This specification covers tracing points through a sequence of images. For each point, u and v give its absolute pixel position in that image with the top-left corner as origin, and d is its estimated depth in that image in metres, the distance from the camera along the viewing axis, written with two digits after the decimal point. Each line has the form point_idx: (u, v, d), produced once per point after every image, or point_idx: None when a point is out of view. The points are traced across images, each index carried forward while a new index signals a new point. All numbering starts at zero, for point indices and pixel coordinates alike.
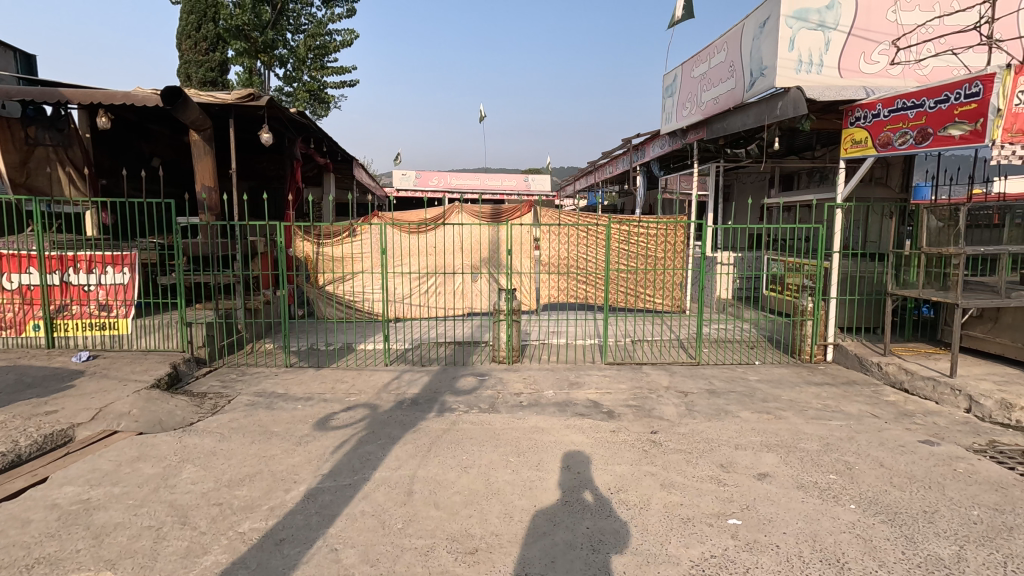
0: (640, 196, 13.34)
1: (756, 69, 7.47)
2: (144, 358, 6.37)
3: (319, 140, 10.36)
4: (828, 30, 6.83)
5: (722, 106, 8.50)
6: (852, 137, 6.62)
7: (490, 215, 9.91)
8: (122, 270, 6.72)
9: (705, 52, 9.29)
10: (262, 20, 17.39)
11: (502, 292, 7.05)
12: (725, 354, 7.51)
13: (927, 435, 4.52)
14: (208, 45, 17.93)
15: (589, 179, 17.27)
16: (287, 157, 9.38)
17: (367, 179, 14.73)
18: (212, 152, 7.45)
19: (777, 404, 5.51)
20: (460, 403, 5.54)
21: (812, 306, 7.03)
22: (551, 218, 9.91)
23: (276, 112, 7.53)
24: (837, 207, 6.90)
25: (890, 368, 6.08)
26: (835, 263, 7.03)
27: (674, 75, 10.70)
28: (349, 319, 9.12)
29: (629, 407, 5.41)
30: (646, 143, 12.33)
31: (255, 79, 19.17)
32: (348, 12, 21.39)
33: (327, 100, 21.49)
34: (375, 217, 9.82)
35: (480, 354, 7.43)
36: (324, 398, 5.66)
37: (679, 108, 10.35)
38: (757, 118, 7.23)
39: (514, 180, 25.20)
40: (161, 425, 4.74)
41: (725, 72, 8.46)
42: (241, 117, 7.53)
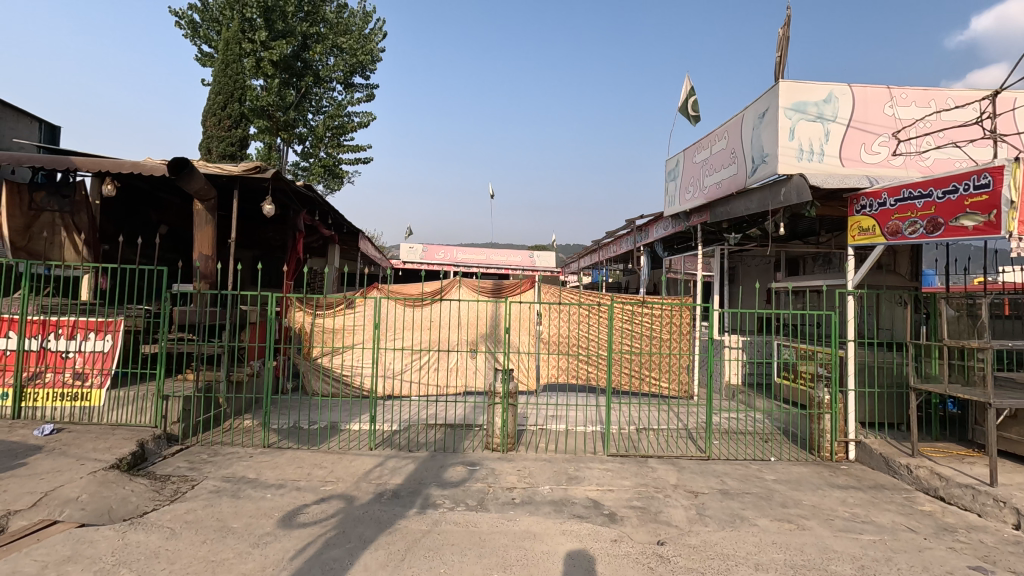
0: (644, 275, 13.23)
1: (757, 156, 7.56)
2: (110, 433, 5.94)
3: (324, 212, 10.47)
4: (827, 122, 6.96)
5: (726, 190, 8.55)
6: (858, 225, 6.52)
7: (490, 291, 9.76)
8: (103, 337, 6.47)
9: (706, 140, 9.54)
10: (286, 101, 19.23)
11: (498, 372, 6.68)
12: (737, 447, 6.99)
13: (977, 559, 3.94)
14: (231, 122, 18.62)
15: (593, 258, 17.31)
16: (292, 228, 9.41)
17: (372, 251, 14.82)
18: (214, 221, 7.46)
19: (799, 510, 4.94)
20: (445, 497, 5.00)
21: (829, 398, 6.59)
22: (553, 296, 9.75)
23: (282, 184, 7.59)
24: (849, 294, 6.67)
25: (921, 472, 5.54)
26: (851, 352, 6.67)
27: (676, 160, 10.94)
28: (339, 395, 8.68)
29: (633, 510, 4.85)
30: (649, 224, 12.42)
31: (273, 154, 20.15)
32: (367, 97, 22.83)
33: (341, 175, 22.31)
34: (375, 289, 9.71)
35: (473, 439, 6.92)
36: (297, 487, 5.16)
37: (682, 191, 10.49)
38: (760, 203, 7.23)
39: (519, 256, 25.40)
40: (109, 516, 4.26)
41: (727, 159, 8.60)
42: (246, 188, 7.60)
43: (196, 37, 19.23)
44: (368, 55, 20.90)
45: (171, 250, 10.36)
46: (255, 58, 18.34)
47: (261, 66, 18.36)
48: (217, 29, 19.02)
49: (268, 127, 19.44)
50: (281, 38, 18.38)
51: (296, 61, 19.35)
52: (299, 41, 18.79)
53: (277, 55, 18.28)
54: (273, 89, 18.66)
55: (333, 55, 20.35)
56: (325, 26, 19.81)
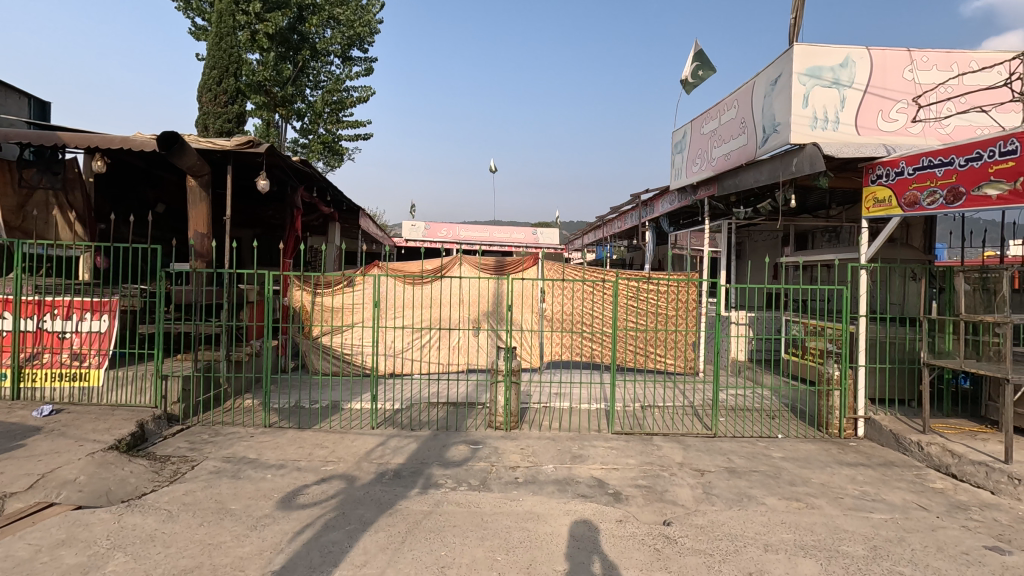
0: (649, 251, 13.00)
1: (769, 126, 7.27)
2: (110, 414, 5.88)
3: (323, 189, 10.27)
4: (843, 88, 6.64)
5: (735, 162, 8.28)
6: (873, 196, 6.27)
7: (492, 268, 9.60)
8: (100, 317, 6.38)
9: (715, 110, 9.20)
10: (283, 76, 18.81)
11: (501, 351, 6.57)
12: (744, 423, 6.91)
13: (992, 539, 3.84)
14: (227, 98, 18.28)
15: (597, 234, 17.06)
16: (289, 205, 9.20)
17: (373, 229, 14.62)
18: (208, 198, 7.28)
19: (807, 489, 4.85)
20: (447, 477, 4.93)
21: (838, 374, 6.47)
22: (557, 272, 9.60)
23: (276, 158, 7.37)
24: (861, 268, 6.46)
25: (933, 449, 5.42)
26: (862, 328, 6.51)
27: (683, 132, 10.61)
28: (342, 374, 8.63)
29: (638, 489, 4.77)
30: (655, 198, 12.15)
31: (272, 131, 19.83)
32: (365, 71, 22.32)
33: (341, 152, 21.95)
34: (375, 267, 9.56)
35: (477, 417, 6.85)
36: (298, 467, 5.09)
37: (689, 164, 10.18)
38: (771, 175, 6.99)
39: (523, 233, 25.12)
40: (107, 498, 4.21)
41: (736, 129, 8.29)
42: (240, 164, 7.38)
43: (189, 9, 18.72)
44: (365, 27, 20.34)
45: (169, 229, 10.18)
46: (250, 31, 17.87)
47: (257, 39, 17.90)
48: (210, 2, 18.49)
49: (266, 103, 19.10)
50: (276, 10, 17.87)
51: (292, 33, 18.87)
52: (295, 13, 18.26)
53: (273, 28, 17.81)
54: (270, 63, 18.24)
55: (330, 27, 19.80)
56: None
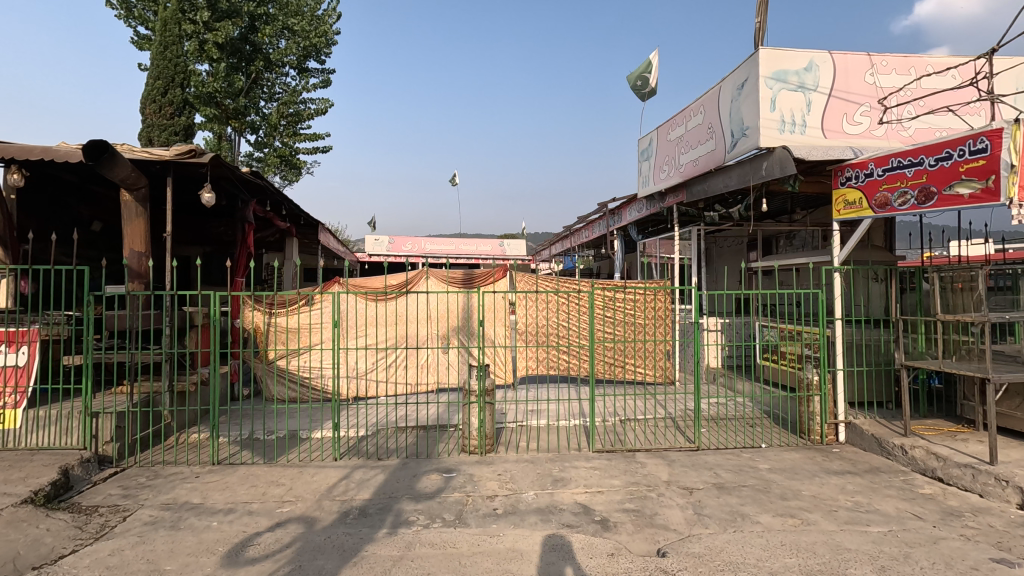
0: (619, 260, 12.89)
1: (737, 130, 7.21)
2: (27, 460, 5.15)
3: (277, 203, 9.69)
4: (808, 91, 6.64)
5: (704, 167, 8.22)
6: (844, 198, 6.26)
7: (460, 281, 9.26)
8: (19, 350, 5.63)
9: (681, 116, 9.17)
10: (235, 88, 18.02)
11: (473, 369, 6.17)
12: (725, 433, 6.72)
13: (993, 549, 3.69)
14: (174, 110, 17.17)
15: (565, 244, 16.92)
16: (240, 219, 8.58)
17: (334, 244, 14.00)
18: (145, 214, 6.63)
19: (800, 503, 4.63)
20: (420, 513, 4.48)
21: (818, 379, 6.38)
22: (528, 284, 9.31)
23: (222, 169, 6.81)
24: (835, 271, 6.42)
25: (917, 452, 5.33)
26: (839, 331, 6.45)
27: (649, 139, 10.56)
28: (301, 401, 8.03)
29: (626, 513, 4.45)
30: (622, 207, 12.06)
31: (224, 144, 18.95)
32: (322, 82, 21.72)
33: (298, 166, 21.17)
34: (336, 284, 9.04)
35: (449, 441, 6.40)
36: (249, 511, 4.54)
37: (656, 171, 10.11)
38: (741, 179, 7.01)
39: (489, 245, 24.80)
40: (14, 565, 3.59)
41: (704, 134, 8.24)
42: (182, 175, 6.78)
43: (130, 18, 17.71)
44: (322, 38, 19.79)
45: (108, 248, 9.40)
46: (198, 40, 17.01)
47: (205, 49, 17.02)
48: (153, 9, 17.55)
49: (216, 115, 18.22)
50: (226, 19, 17.16)
51: (244, 44, 18.18)
52: (246, 23, 17.56)
53: (223, 38, 17.02)
54: (220, 74, 17.39)
55: (284, 38, 19.17)
56: (274, 6, 18.59)
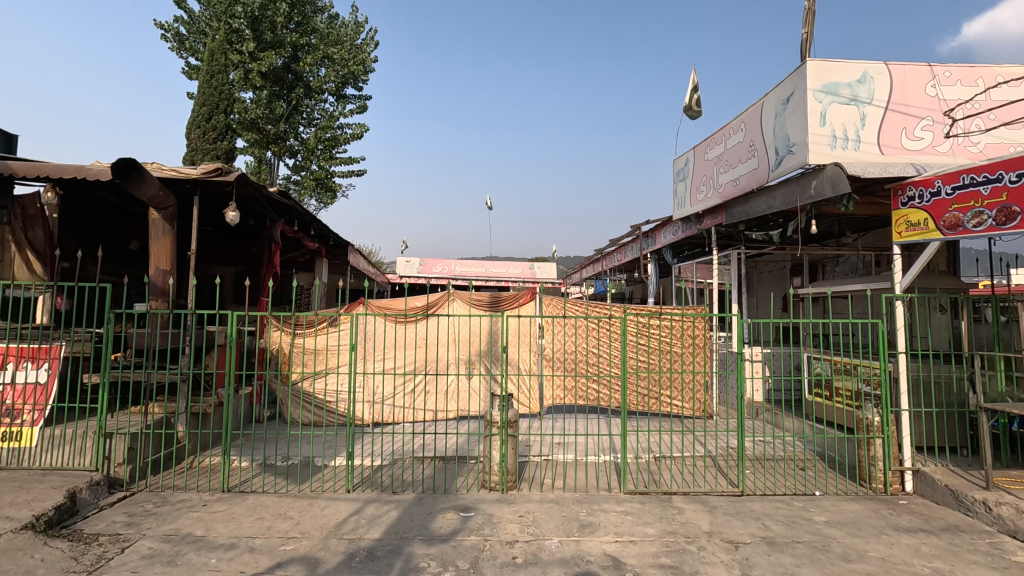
0: (653, 284, 12.38)
1: (782, 147, 6.75)
2: (37, 481, 5.02)
3: (306, 223, 9.71)
4: (862, 105, 6.15)
5: (745, 187, 7.77)
6: (905, 219, 5.69)
7: (487, 303, 8.98)
8: (40, 367, 5.60)
9: (719, 134, 8.75)
10: (276, 114, 18.65)
11: (496, 398, 5.79)
12: (772, 477, 6.09)
13: None
14: (217, 135, 17.52)
15: (596, 268, 16.50)
16: (267, 238, 8.58)
17: (364, 265, 13.99)
18: (173, 232, 6.63)
19: (866, 567, 4.01)
20: (431, 558, 4.09)
21: (879, 420, 5.72)
22: (556, 308, 8.95)
23: (248, 188, 6.78)
24: (896, 299, 5.80)
25: (1004, 510, 4.62)
26: (903, 366, 5.80)
27: (685, 159, 10.15)
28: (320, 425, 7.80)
29: (662, 570, 3.93)
30: (656, 229, 11.61)
31: (263, 167, 19.54)
32: (359, 108, 22.28)
33: (334, 188, 21.60)
34: (360, 305, 8.90)
35: (469, 475, 6.00)
36: (252, 547, 4.24)
37: (692, 191, 9.67)
38: (787, 200, 6.68)
39: (519, 268, 24.55)
40: None
41: (744, 152, 7.80)
42: (208, 194, 6.78)
43: (181, 49, 18.63)
44: (360, 66, 20.32)
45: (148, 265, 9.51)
46: (243, 70, 17.70)
47: (250, 77, 17.76)
48: (203, 41, 18.42)
49: (257, 140, 18.89)
50: (270, 49, 17.83)
51: (286, 72, 18.87)
52: (288, 52, 18.25)
53: (266, 67, 17.72)
54: (263, 100, 18.07)
55: (324, 66, 19.76)
56: (316, 36, 19.27)
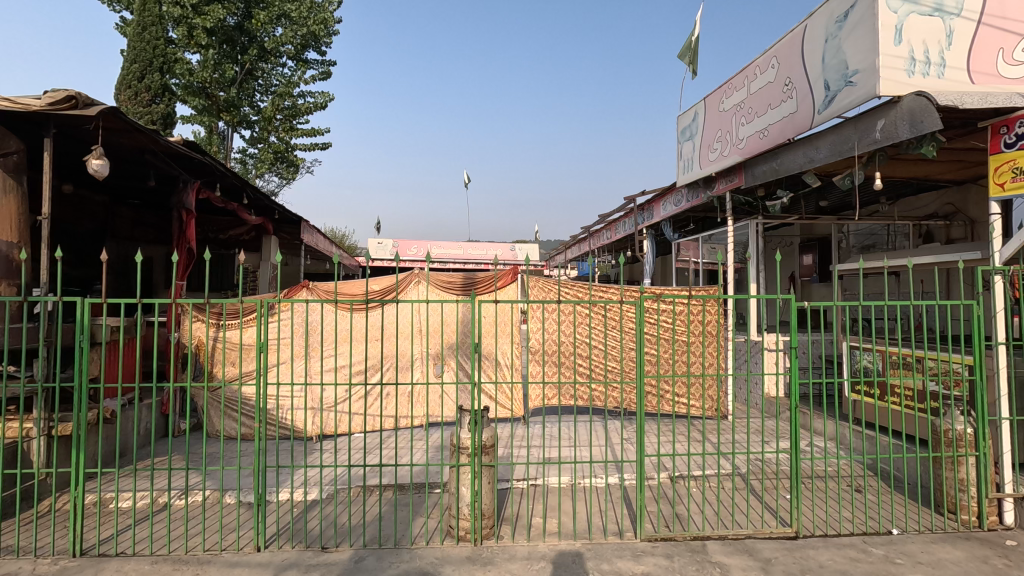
0: (650, 263, 10.91)
1: (833, 81, 5.27)
2: None
3: (236, 189, 7.91)
4: (948, 17, 4.71)
5: (776, 139, 6.29)
6: (1012, 164, 4.26)
7: (459, 286, 7.42)
8: None
9: (740, 77, 7.20)
10: (227, 77, 16.43)
11: (466, 415, 4.21)
12: (824, 503, 4.72)
13: None
14: (151, 96, 15.38)
15: (583, 248, 14.99)
16: (177, 205, 6.86)
17: (322, 245, 12.21)
18: (20, 189, 4.83)
19: None
20: None
21: (973, 433, 4.35)
22: (542, 290, 7.47)
23: (122, 127, 5.02)
24: (995, 274, 4.40)
25: None
26: (1004, 361, 4.43)
27: (693, 114, 8.61)
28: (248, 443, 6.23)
29: None
30: (655, 201, 10.10)
31: (214, 139, 17.43)
32: (324, 75, 20.08)
33: (296, 164, 19.53)
34: (304, 290, 7.25)
35: (430, 516, 4.46)
36: None
37: (702, 150, 8.15)
38: (839, 150, 5.34)
39: (501, 250, 22.99)
40: None
41: (776, 95, 6.30)
42: (73, 133, 5.05)
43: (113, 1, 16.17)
44: (321, 26, 17.90)
45: (54, 233, 7.58)
46: (186, 26, 15.37)
47: (194, 35, 15.27)
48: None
49: (206, 107, 16.64)
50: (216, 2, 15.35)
51: (239, 32, 16.60)
52: (239, 7, 16.00)
53: (212, 22, 15.29)
54: (209, 61, 15.61)
55: (281, 26, 17.39)
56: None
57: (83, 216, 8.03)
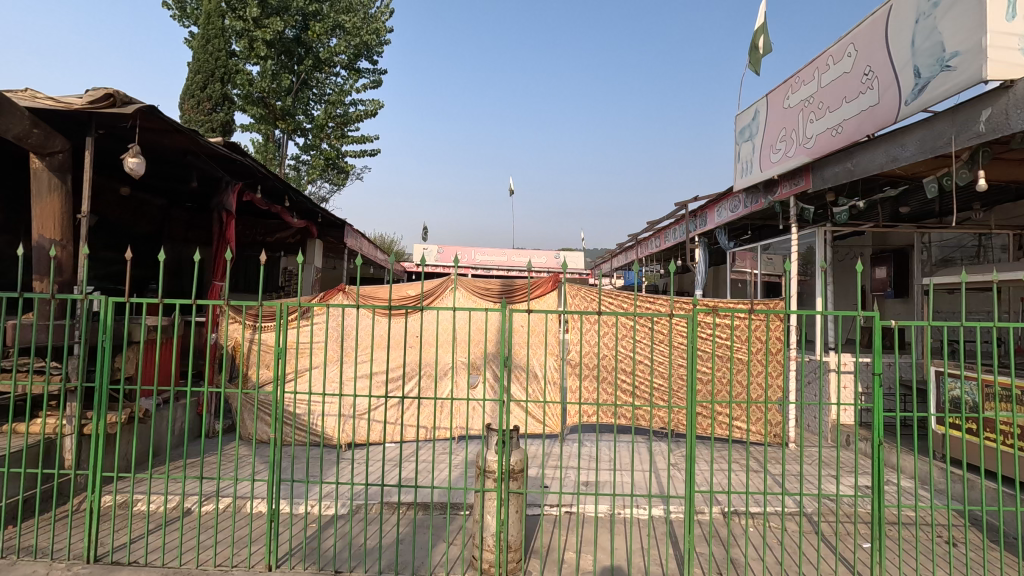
0: (702, 273, 10.22)
1: (927, 65, 4.58)
2: None
3: (279, 192, 7.94)
4: None
5: (853, 136, 5.60)
6: None
7: (496, 293, 7.11)
8: None
9: (808, 70, 6.52)
10: (284, 86, 16.87)
11: (495, 437, 3.82)
12: (907, 556, 4.04)
13: None
14: (212, 105, 15.78)
15: (629, 257, 14.37)
16: (217, 206, 6.93)
17: (364, 249, 12.22)
18: (66, 187, 4.89)
19: None
20: None
21: None
22: (583, 300, 7.05)
23: (163, 127, 5.03)
24: None
25: None
26: None
27: (753, 112, 7.95)
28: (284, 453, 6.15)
29: None
30: (709, 207, 9.43)
31: (270, 146, 18.02)
32: (375, 85, 20.40)
33: (346, 170, 19.92)
34: (339, 293, 7.14)
35: (452, 543, 4.10)
36: None
37: (763, 151, 7.48)
38: (932, 145, 4.66)
39: (545, 258, 22.60)
40: None
41: (852, 87, 5.62)
42: (119, 133, 5.13)
43: (182, 17, 17.01)
44: (373, 36, 17.91)
45: (115, 234, 7.80)
46: (248, 39, 15.95)
47: (254, 47, 15.95)
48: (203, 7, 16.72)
49: (264, 116, 17.21)
50: (276, 16, 15.98)
51: (296, 44, 17.04)
52: (297, 20, 16.44)
53: (272, 34, 15.97)
54: (268, 72, 16.32)
55: (336, 37, 17.65)
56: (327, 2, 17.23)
57: (141, 219, 8.26)
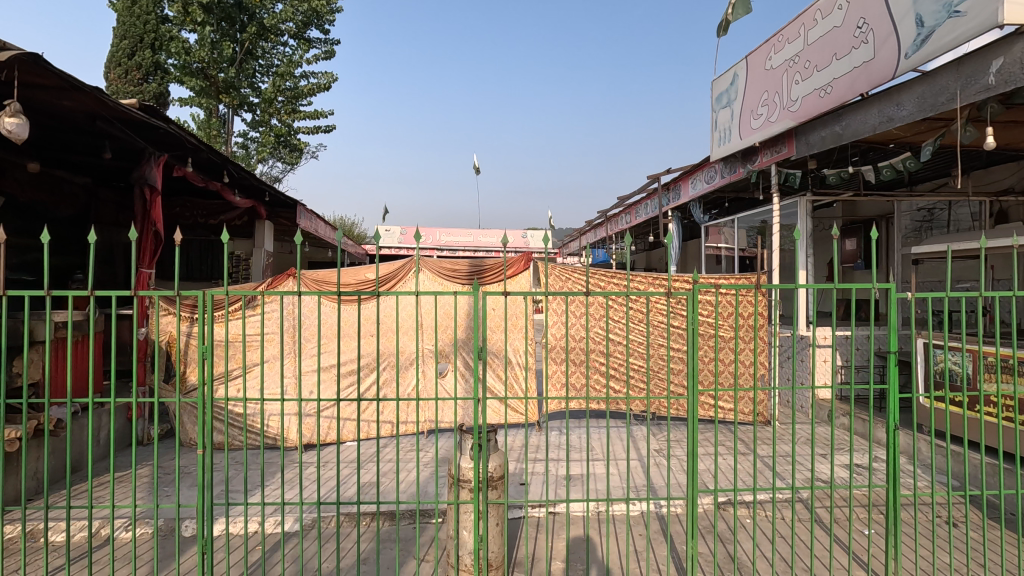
0: (676, 249, 9.92)
1: (931, 13, 4.22)
2: None
3: (215, 166, 7.06)
4: None
5: (844, 97, 5.23)
6: None
7: (465, 273, 6.55)
8: None
9: (793, 27, 6.10)
10: (225, 57, 15.10)
11: (470, 443, 3.30)
12: (911, 542, 3.82)
13: None
14: (143, 75, 14.51)
15: (599, 234, 14.02)
16: (138, 181, 6.05)
17: (321, 231, 11.39)
18: None
19: None
20: None
21: None
22: (559, 279, 6.56)
23: (55, 82, 4.19)
24: None
25: None
26: None
27: (731, 76, 7.52)
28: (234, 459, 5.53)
29: None
30: (683, 179, 9.07)
31: (214, 122, 16.56)
32: (328, 55, 18.96)
33: (300, 148, 18.59)
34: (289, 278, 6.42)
35: (424, 561, 3.61)
36: None
37: (742, 117, 7.07)
38: (934, 102, 4.32)
39: (512, 237, 22.02)
40: None
41: (844, 43, 5.23)
42: (1, 89, 4.24)
43: None
44: (324, 1, 16.23)
45: (30, 217, 6.80)
46: (182, 2, 14.24)
47: (190, 12, 14.29)
48: None
49: (204, 88, 15.49)
50: None
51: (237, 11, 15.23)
52: None
53: None
54: (206, 40, 14.44)
55: (282, 2, 15.99)
56: None
57: (60, 199, 7.24)
